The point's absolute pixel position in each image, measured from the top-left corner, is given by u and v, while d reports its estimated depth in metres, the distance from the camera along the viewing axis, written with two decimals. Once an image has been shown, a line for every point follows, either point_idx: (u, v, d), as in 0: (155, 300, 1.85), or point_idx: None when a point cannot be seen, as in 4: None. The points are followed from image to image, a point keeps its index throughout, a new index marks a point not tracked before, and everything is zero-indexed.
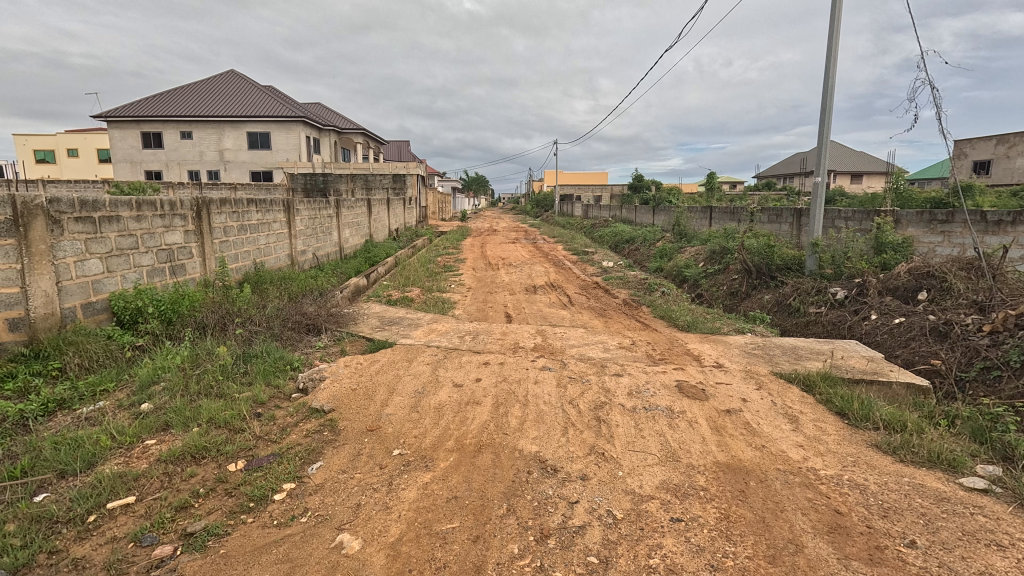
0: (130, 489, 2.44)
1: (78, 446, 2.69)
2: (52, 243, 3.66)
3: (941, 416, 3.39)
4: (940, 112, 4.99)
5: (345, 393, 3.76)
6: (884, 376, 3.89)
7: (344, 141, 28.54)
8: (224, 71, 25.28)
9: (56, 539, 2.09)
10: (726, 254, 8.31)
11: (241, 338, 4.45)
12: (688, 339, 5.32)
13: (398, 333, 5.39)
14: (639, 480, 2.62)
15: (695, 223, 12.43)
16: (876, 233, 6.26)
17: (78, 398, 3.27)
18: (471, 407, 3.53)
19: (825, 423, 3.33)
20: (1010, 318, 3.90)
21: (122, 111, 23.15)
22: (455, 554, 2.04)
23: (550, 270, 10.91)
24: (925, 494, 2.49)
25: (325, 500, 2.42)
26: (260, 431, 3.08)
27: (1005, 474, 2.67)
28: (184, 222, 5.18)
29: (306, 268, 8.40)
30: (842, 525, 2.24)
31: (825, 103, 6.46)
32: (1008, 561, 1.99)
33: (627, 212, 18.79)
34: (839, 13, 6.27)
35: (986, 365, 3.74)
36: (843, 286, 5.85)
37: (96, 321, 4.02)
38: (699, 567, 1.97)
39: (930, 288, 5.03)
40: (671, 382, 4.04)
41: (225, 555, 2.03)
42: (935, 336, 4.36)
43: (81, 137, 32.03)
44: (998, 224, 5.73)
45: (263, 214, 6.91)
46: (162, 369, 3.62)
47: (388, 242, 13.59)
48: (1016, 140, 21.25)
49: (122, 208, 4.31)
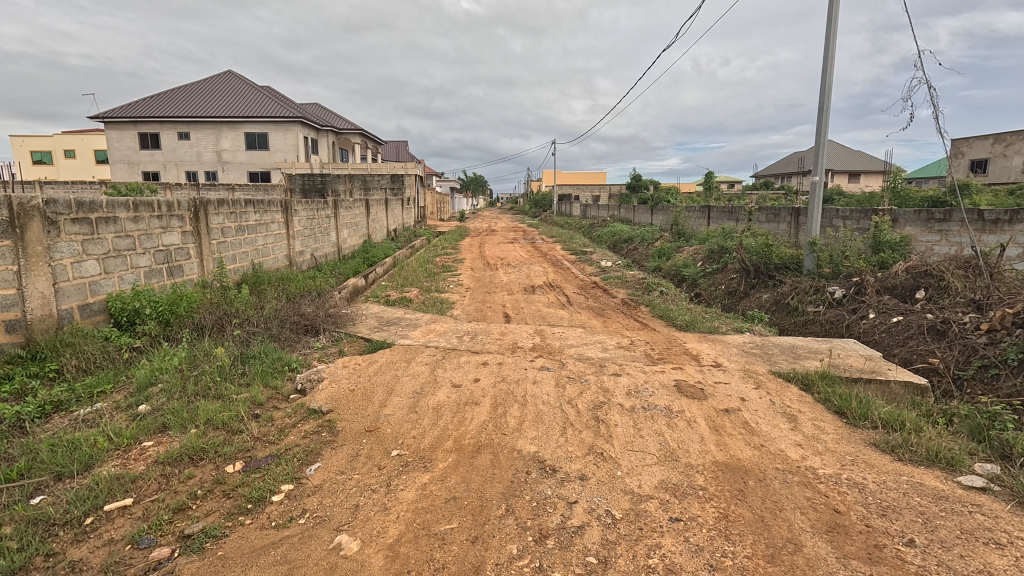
0: (127, 491, 2.42)
1: (75, 448, 2.68)
2: (48, 244, 3.65)
3: (938, 415, 3.40)
4: (937, 111, 4.99)
5: (343, 393, 3.76)
6: (882, 375, 3.89)
7: (343, 141, 28.59)
8: (222, 72, 25.28)
9: (53, 541, 2.08)
10: (724, 253, 8.33)
11: (239, 339, 4.44)
12: (687, 339, 5.32)
13: (396, 333, 5.38)
14: (638, 480, 2.62)
15: (693, 222, 12.47)
16: (874, 232, 6.26)
17: (76, 400, 3.26)
18: (470, 407, 3.53)
19: (823, 422, 3.33)
20: (1008, 317, 3.91)
21: (119, 112, 23.07)
22: (454, 554, 2.03)
23: (548, 270, 10.89)
24: (924, 493, 2.49)
25: (323, 502, 2.41)
26: (258, 432, 3.08)
27: (1003, 472, 2.68)
28: (182, 222, 5.16)
29: (304, 268, 8.40)
30: (841, 524, 2.24)
31: (823, 102, 6.47)
32: (1007, 559, 1.99)
33: (625, 212, 18.79)
34: (835, 12, 6.28)
35: (983, 364, 3.75)
36: (841, 285, 5.86)
37: (93, 322, 4.01)
38: (698, 567, 1.97)
39: (928, 287, 5.04)
40: (670, 381, 4.05)
41: (223, 557, 2.02)
42: (932, 335, 4.37)
43: (78, 138, 31.96)
44: (995, 223, 5.75)
45: (262, 215, 6.90)
46: (160, 371, 3.60)
47: (388, 242, 13.59)
48: (1012, 139, 21.32)
49: (119, 209, 4.29)
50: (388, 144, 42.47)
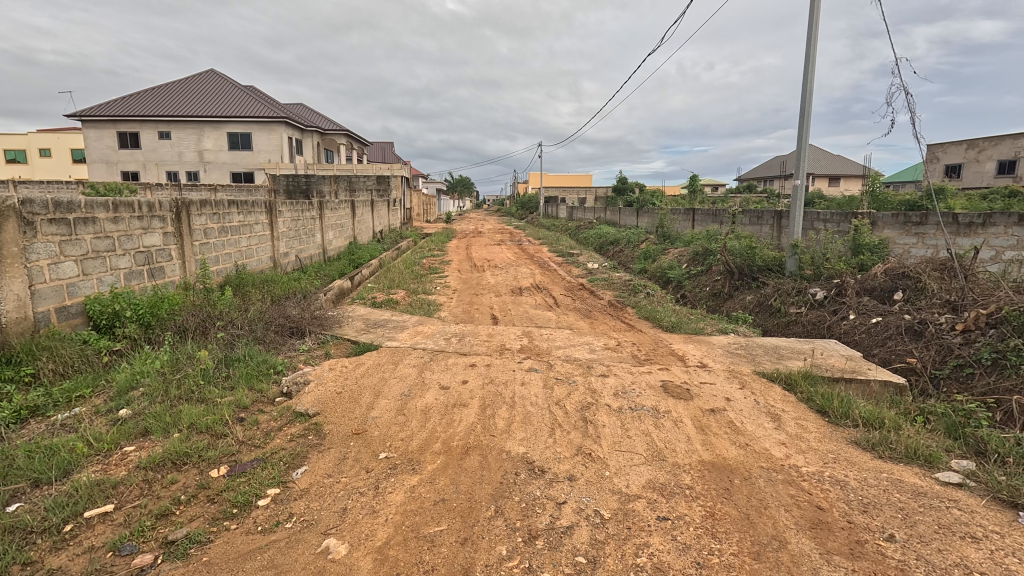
0: (108, 497, 2.37)
1: (53, 454, 2.61)
2: (24, 245, 3.56)
3: (916, 413, 3.49)
4: (913, 115, 5.15)
5: (330, 396, 3.72)
6: (862, 374, 3.98)
7: (329, 142, 28.44)
8: (204, 72, 25.03)
9: (30, 549, 2.02)
10: (708, 254, 8.47)
11: (222, 342, 4.38)
12: (673, 340, 5.40)
13: (384, 335, 5.36)
14: (625, 480, 2.64)
15: (678, 224, 12.63)
16: (854, 234, 6.41)
17: (53, 405, 3.18)
18: (458, 409, 3.53)
19: (806, 421, 3.39)
20: (981, 317, 4.04)
21: (97, 110, 22.58)
22: (443, 556, 2.03)
23: (536, 271, 11.03)
24: (903, 489, 2.56)
25: (310, 505, 2.39)
26: (243, 436, 3.02)
27: (979, 468, 2.77)
28: (163, 223, 5.07)
29: (289, 270, 8.31)
30: (823, 521, 2.29)
31: (804, 108, 6.61)
32: (982, 552, 2.06)
33: (611, 214, 19.00)
34: (816, 19, 6.44)
35: (959, 363, 3.87)
36: (822, 286, 5.99)
37: (71, 325, 3.91)
38: (686, 566, 1.99)
39: (905, 288, 5.19)
40: (656, 382, 4.09)
41: (208, 563, 1.99)
42: (910, 335, 4.49)
43: (54, 137, 31.32)
44: (969, 226, 5.95)
45: (245, 216, 6.79)
46: (141, 374, 3.55)
47: (374, 244, 13.57)
48: (985, 145, 22.06)
49: (98, 209, 4.20)
50: (375, 147, 42.76)
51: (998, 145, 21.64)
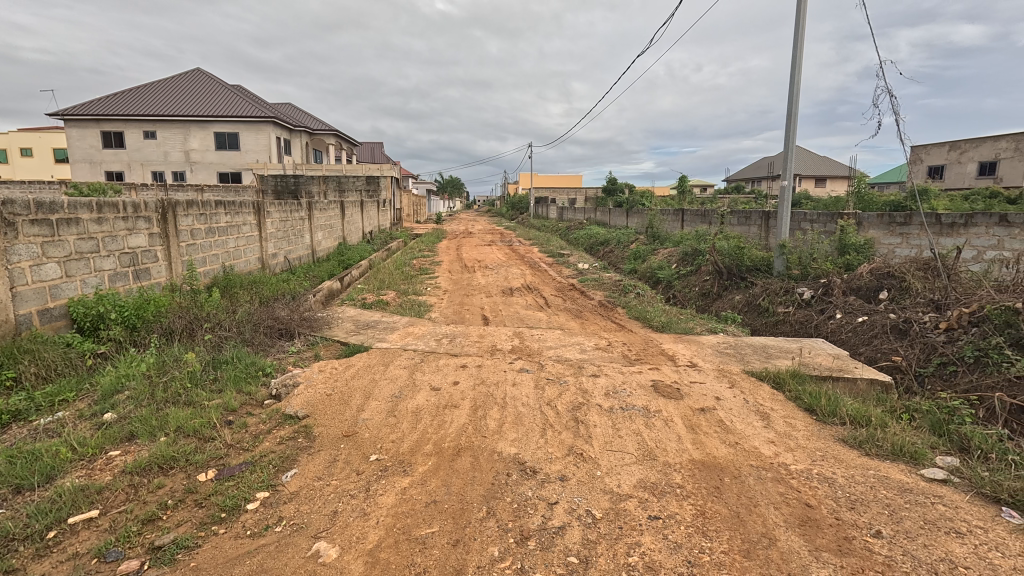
0: (93, 503, 2.33)
1: (35, 460, 2.56)
2: (5, 246, 3.48)
3: (901, 410, 3.55)
4: (897, 117, 5.24)
5: (320, 398, 3.69)
6: (849, 373, 4.05)
7: (318, 142, 28.23)
8: (191, 71, 24.71)
9: (12, 557, 1.98)
10: (697, 255, 8.54)
11: (210, 344, 4.33)
12: (663, 339, 5.44)
13: (374, 336, 5.33)
14: (617, 479, 2.65)
15: (667, 224, 12.74)
16: (840, 234, 6.51)
17: (35, 409, 3.11)
18: (449, 410, 3.52)
19: (794, 419, 3.44)
20: (964, 316, 4.12)
21: (80, 109, 22.17)
22: (435, 558, 2.02)
23: (527, 272, 11.04)
24: (889, 485, 2.60)
25: (300, 509, 2.37)
26: (231, 439, 2.99)
27: (962, 464, 2.83)
28: (149, 224, 4.99)
29: (278, 271, 8.23)
30: (812, 518, 2.32)
31: (791, 110, 6.70)
32: (966, 547, 2.10)
33: (602, 214, 19.09)
34: (802, 22, 6.53)
35: (942, 361, 3.95)
36: (810, 286, 6.07)
37: (53, 328, 3.84)
38: (677, 564, 2.00)
39: (890, 288, 5.28)
40: (647, 382, 4.12)
41: (197, 568, 1.96)
42: (895, 334, 4.57)
43: (36, 136, 30.71)
44: (951, 227, 6.07)
45: (233, 217, 6.71)
46: (127, 378, 3.49)
47: (364, 244, 13.49)
48: (966, 147, 22.51)
49: (82, 210, 4.13)
50: (364, 147, 42.54)
51: (979, 147, 22.11)
